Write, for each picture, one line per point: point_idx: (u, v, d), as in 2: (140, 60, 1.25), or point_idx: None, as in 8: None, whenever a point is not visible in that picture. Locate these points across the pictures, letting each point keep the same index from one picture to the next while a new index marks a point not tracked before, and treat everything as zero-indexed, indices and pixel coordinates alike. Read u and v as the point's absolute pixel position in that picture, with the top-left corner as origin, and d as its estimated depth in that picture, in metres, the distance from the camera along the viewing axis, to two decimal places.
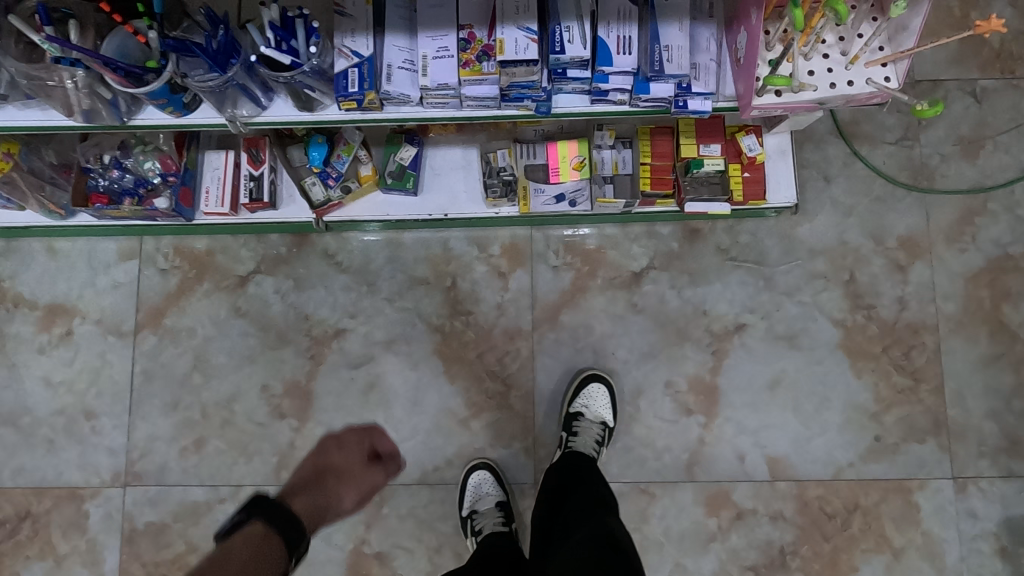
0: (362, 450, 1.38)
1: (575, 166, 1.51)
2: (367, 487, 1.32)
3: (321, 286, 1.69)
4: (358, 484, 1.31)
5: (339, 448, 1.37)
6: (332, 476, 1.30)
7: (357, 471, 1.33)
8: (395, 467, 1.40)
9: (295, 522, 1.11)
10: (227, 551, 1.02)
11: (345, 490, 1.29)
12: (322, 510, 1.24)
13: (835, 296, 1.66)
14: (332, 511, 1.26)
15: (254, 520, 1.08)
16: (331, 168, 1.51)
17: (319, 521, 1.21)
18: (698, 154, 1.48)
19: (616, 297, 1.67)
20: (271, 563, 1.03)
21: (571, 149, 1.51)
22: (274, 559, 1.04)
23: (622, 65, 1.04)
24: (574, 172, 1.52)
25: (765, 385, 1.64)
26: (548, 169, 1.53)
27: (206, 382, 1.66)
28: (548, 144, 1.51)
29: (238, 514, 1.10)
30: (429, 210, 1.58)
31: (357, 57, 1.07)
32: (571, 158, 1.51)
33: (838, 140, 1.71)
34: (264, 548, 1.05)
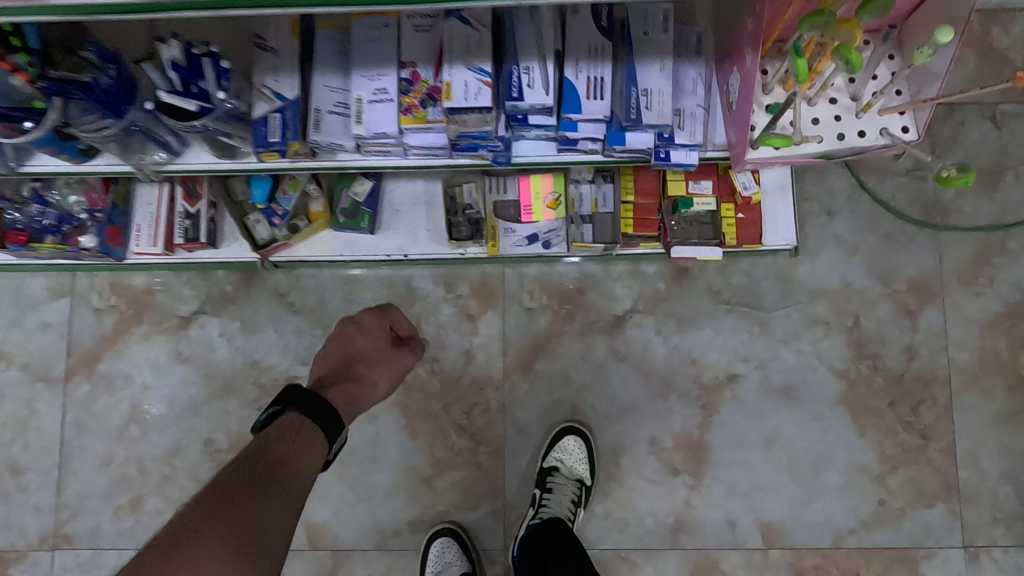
0: (382, 325, 1.26)
1: (550, 204, 1.34)
2: (398, 368, 1.23)
3: (271, 328, 1.53)
4: (391, 366, 1.22)
5: (358, 326, 1.24)
6: (361, 362, 1.20)
7: (382, 351, 1.23)
8: (418, 349, 1.31)
9: (331, 413, 1.06)
10: (266, 440, 0.98)
11: (373, 370, 1.20)
12: (354, 395, 1.14)
13: (836, 344, 1.51)
14: (363, 390, 1.16)
15: (296, 404, 1.03)
16: (275, 205, 1.36)
17: (354, 402, 1.13)
18: (687, 193, 1.33)
19: (596, 343, 1.52)
20: (311, 451, 1.00)
21: (545, 185, 1.33)
22: (308, 447, 1.00)
23: (592, 113, 0.89)
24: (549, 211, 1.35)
25: (758, 442, 1.49)
26: (519, 207, 1.36)
27: (143, 435, 1.51)
28: (519, 179, 1.34)
29: (274, 405, 1.04)
30: (387, 250, 1.42)
31: (280, 101, 0.90)
32: (545, 195, 1.34)
33: (843, 170, 1.55)
34: (305, 439, 1.00)
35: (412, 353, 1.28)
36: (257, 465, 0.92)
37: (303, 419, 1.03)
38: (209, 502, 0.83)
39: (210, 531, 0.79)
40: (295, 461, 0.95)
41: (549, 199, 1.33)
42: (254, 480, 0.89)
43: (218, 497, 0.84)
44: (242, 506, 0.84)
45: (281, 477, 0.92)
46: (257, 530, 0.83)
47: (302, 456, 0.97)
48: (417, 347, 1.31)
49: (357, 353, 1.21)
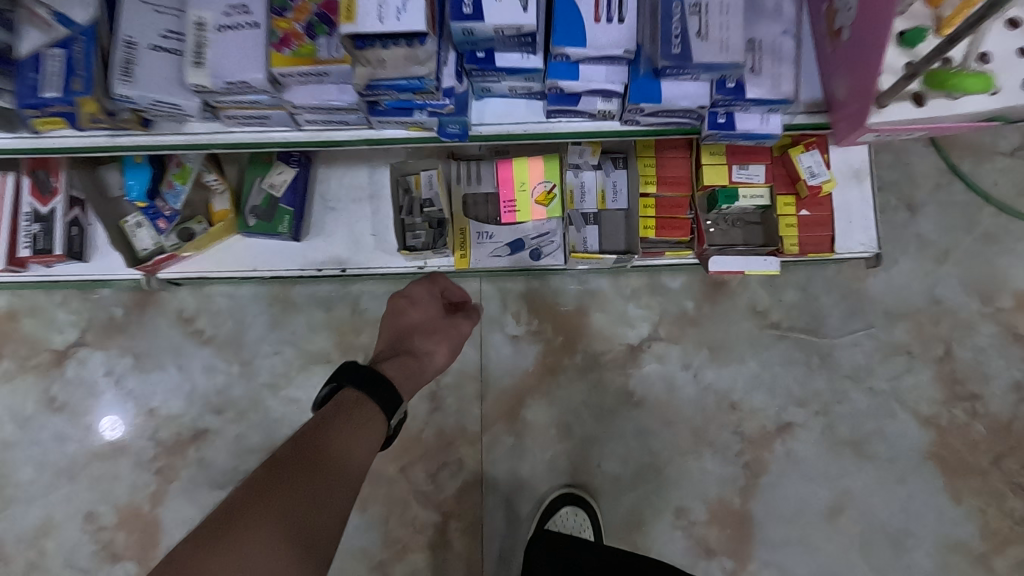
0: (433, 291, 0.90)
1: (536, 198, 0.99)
2: (456, 345, 0.88)
3: (174, 365, 1.16)
4: (448, 341, 0.87)
5: (409, 296, 0.88)
6: (415, 337, 0.84)
7: (439, 322, 0.88)
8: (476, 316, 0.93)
9: (385, 398, 0.73)
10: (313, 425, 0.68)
11: (429, 340, 0.84)
12: (412, 368, 0.80)
13: (922, 380, 1.14)
14: (425, 364, 0.82)
15: (357, 374, 0.73)
16: (161, 202, 0.99)
17: (412, 375, 0.79)
18: (730, 181, 0.96)
19: (603, 381, 1.15)
20: (370, 436, 0.70)
21: (533, 172, 0.99)
22: (371, 428, 0.70)
23: (601, 47, 0.57)
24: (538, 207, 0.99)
25: (820, 513, 1.12)
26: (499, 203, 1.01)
27: (4, 509, 1.14)
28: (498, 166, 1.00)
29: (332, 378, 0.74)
30: (319, 262, 1.03)
31: (81, 33, 0.62)
32: (532, 186, 0.99)
33: (928, 150, 1.18)
34: (364, 414, 0.71)
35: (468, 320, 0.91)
36: (314, 435, 0.66)
37: (359, 402, 0.72)
38: (262, 485, 0.60)
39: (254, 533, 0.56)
40: (355, 441, 0.68)
41: (536, 189, 0.99)
42: (315, 456, 0.64)
43: (273, 482, 0.60)
44: (299, 498, 0.60)
45: (346, 461, 0.65)
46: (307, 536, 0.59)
47: (363, 437, 0.69)
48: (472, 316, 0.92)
49: (412, 327, 0.86)
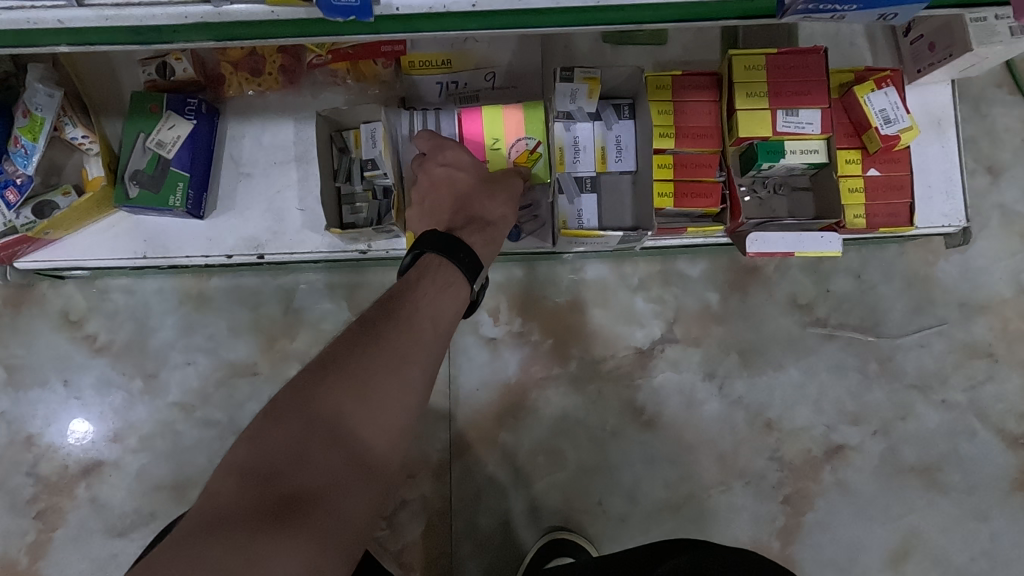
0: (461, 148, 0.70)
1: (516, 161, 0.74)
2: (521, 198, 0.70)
3: (58, 380, 0.91)
4: (512, 195, 0.68)
5: (446, 162, 0.67)
6: (480, 200, 0.66)
7: (496, 178, 0.68)
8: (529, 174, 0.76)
9: (466, 267, 0.58)
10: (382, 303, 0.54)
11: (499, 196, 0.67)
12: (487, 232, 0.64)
13: (1008, 390, 0.90)
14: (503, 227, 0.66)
15: (437, 239, 0.59)
16: (10, 164, 0.73)
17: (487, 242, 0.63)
18: (774, 132, 0.71)
19: (604, 395, 0.90)
20: (455, 302, 0.56)
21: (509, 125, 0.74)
22: (449, 302, 0.56)
23: None
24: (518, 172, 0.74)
25: (882, 560, 0.88)
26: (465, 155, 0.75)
27: None
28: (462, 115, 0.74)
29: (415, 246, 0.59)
30: (228, 246, 0.78)
31: None
32: (510, 144, 0.74)
33: (1013, 98, 0.93)
34: (444, 279, 0.57)
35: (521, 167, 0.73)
36: (400, 296, 0.54)
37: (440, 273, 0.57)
38: (349, 347, 0.49)
39: (347, 396, 0.47)
40: (441, 309, 0.55)
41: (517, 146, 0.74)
42: (395, 325, 0.52)
43: (362, 345, 0.49)
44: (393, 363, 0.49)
45: (433, 328, 0.53)
46: (402, 404, 0.49)
47: (449, 303, 0.56)
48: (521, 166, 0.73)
49: (471, 192, 0.66)
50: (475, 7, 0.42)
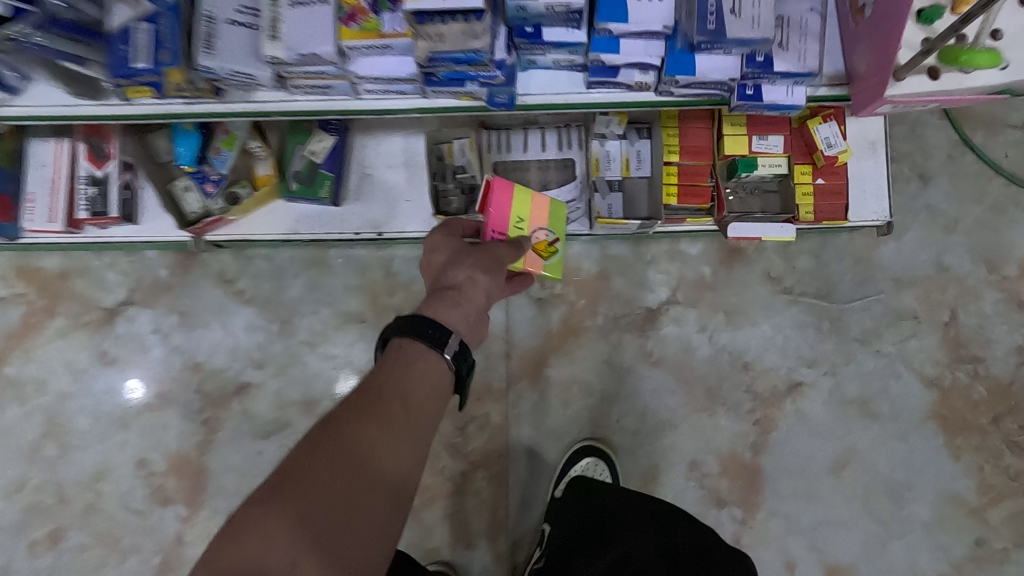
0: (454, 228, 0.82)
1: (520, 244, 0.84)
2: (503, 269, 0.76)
3: (216, 323, 1.23)
4: (487, 262, 0.75)
5: (427, 247, 0.78)
6: (450, 271, 0.73)
7: (468, 251, 0.76)
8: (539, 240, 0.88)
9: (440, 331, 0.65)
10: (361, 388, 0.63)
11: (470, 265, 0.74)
12: (467, 291, 0.72)
13: (928, 344, 1.19)
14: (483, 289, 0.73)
15: (403, 325, 0.66)
16: (208, 167, 1.04)
17: (466, 303, 0.71)
18: (750, 150, 1.00)
19: (623, 342, 1.21)
20: (427, 377, 0.64)
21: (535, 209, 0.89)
22: (420, 377, 0.64)
23: (643, 21, 0.57)
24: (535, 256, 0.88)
25: (827, 467, 1.19)
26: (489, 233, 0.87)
27: (62, 454, 1.23)
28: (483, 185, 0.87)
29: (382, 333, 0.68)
30: (356, 226, 1.09)
31: (153, 6, 0.61)
32: (532, 228, 0.88)
33: (942, 122, 1.21)
34: (417, 356, 0.65)
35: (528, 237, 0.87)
36: (374, 382, 0.63)
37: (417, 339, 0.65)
38: (334, 423, 0.59)
39: (336, 465, 0.56)
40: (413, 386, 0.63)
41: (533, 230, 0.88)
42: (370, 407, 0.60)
43: (343, 421, 0.59)
44: (373, 433, 0.58)
45: (408, 406, 0.62)
46: (389, 464, 0.57)
47: (419, 379, 0.64)
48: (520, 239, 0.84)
49: (444, 265, 0.76)
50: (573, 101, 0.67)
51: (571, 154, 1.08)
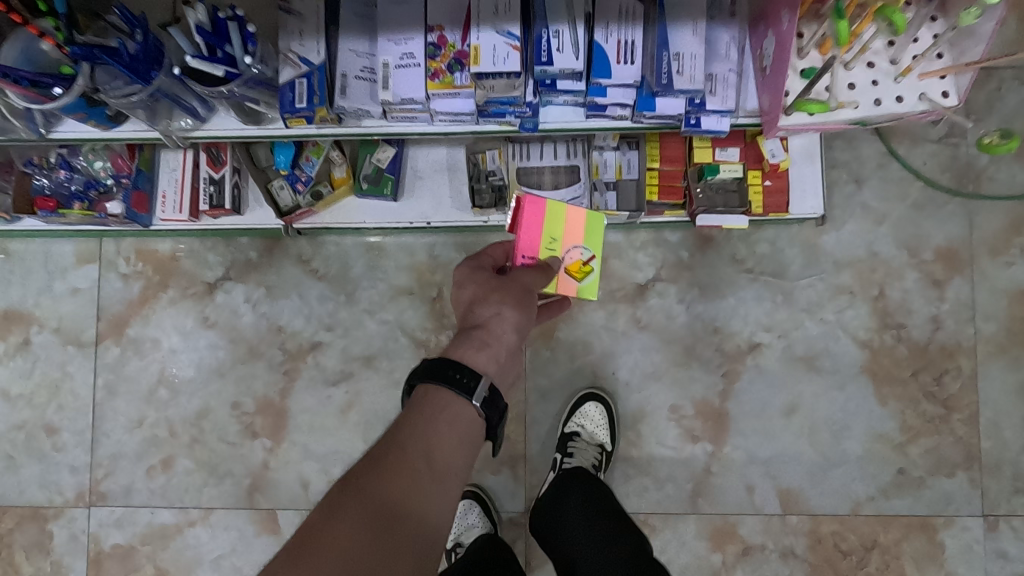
0: (481, 262, 1.02)
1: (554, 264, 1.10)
2: (526, 302, 0.96)
3: (295, 295, 1.55)
4: (507, 297, 0.95)
5: (457, 284, 0.99)
6: (479, 307, 0.94)
7: (496, 286, 0.96)
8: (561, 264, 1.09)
9: (471, 373, 0.84)
10: (395, 437, 0.80)
11: (492, 307, 0.93)
12: (491, 334, 0.91)
13: (861, 314, 1.50)
14: (506, 327, 0.92)
15: (434, 375, 0.84)
16: (300, 171, 1.36)
17: (492, 345, 0.90)
18: (713, 159, 1.30)
19: (617, 312, 1.52)
20: (448, 427, 0.82)
21: (570, 231, 1.17)
22: (441, 431, 0.81)
23: (621, 78, 0.87)
24: (568, 275, 1.17)
25: (779, 411, 1.50)
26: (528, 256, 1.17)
27: (172, 398, 1.55)
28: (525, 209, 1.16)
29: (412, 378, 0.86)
30: (411, 217, 1.41)
31: (306, 66, 0.89)
32: (565, 252, 1.17)
33: (874, 136, 1.51)
34: (443, 408, 0.83)
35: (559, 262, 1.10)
36: (406, 432, 0.80)
37: (451, 381, 0.84)
38: (371, 468, 0.76)
39: (372, 503, 0.73)
40: (435, 436, 0.81)
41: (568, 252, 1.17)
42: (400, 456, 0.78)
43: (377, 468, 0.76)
44: (401, 480, 0.76)
45: (433, 458, 0.79)
46: (418, 506, 0.75)
47: (441, 429, 0.81)
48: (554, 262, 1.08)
49: (472, 300, 0.96)
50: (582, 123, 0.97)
51: (576, 161, 1.37)
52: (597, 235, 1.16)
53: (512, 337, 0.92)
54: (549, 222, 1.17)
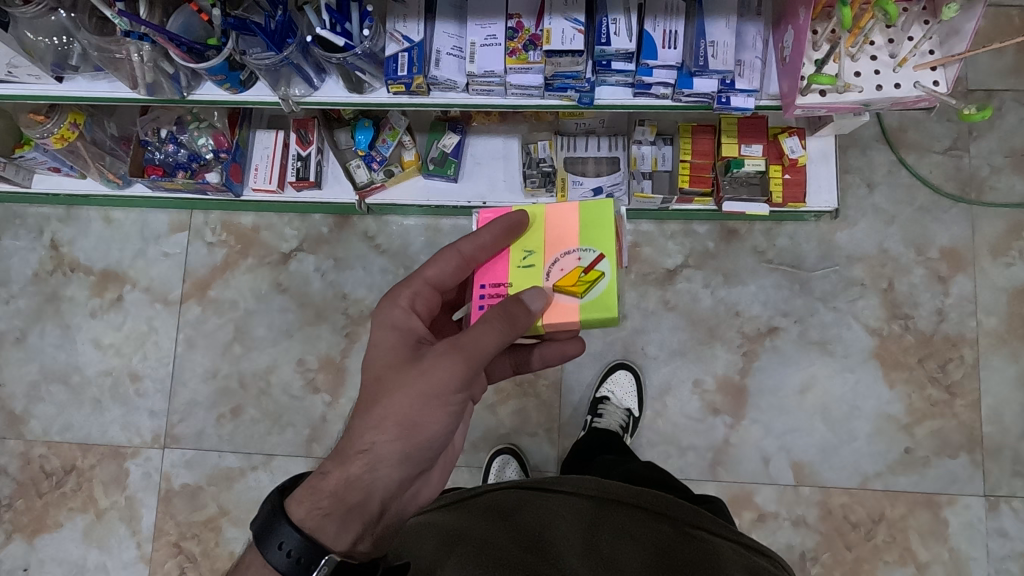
0: (404, 359, 0.89)
1: (530, 300, 0.87)
2: (417, 421, 0.86)
3: (359, 266, 1.74)
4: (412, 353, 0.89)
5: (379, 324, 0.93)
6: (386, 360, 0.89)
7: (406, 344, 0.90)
8: (525, 315, 0.86)
9: (301, 546, 0.80)
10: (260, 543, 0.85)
11: (370, 430, 0.86)
12: (343, 462, 0.86)
13: (871, 304, 1.65)
14: (366, 468, 0.86)
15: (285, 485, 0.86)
16: (376, 152, 1.54)
17: (342, 498, 0.85)
18: (739, 154, 1.45)
19: (648, 293, 1.68)
20: (308, 499, 0.84)
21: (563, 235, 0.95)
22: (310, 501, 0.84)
23: (666, 59, 1.06)
24: (566, 292, 0.91)
25: (794, 389, 1.63)
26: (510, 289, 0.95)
27: (246, 353, 1.73)
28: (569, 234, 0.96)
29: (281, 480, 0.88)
30: (468, 198, 1.59)
31: (408, 42, 1.10)
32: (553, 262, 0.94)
33: (884, 147, 1.68)
34: (306, 492, 0.85)
35: (526, 313, 0.86)
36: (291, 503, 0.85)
37: (273, 549, 0.80)
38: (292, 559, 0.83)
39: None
40: (305, 501, 0.84)
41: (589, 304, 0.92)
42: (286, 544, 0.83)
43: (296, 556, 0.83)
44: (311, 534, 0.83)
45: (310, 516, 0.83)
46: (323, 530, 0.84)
47: (304, 500, 0.84)
48: (537, 298, 0.87)
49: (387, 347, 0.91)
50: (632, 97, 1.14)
51: (617, 153, 1.56)
52: (604, 233, 0.94)
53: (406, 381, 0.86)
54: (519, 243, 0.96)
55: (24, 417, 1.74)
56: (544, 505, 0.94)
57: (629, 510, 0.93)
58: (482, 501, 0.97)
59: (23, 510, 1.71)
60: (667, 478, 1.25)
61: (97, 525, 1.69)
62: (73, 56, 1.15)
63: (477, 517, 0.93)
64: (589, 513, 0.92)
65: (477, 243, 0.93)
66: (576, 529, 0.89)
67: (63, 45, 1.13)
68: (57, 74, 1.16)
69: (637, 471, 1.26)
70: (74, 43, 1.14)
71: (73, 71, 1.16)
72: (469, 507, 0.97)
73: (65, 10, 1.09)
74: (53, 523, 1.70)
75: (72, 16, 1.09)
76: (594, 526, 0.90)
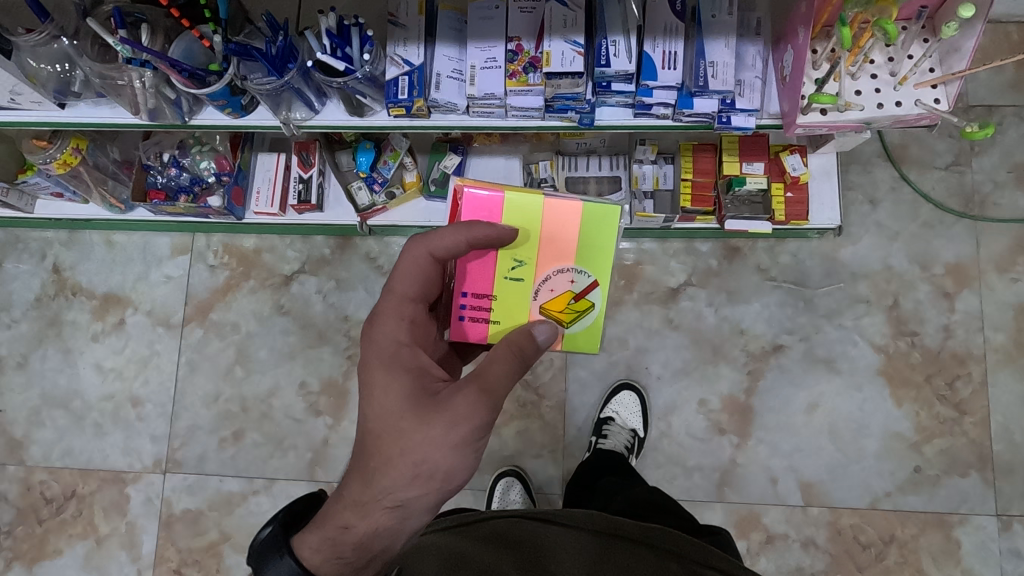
0: (419, 403, 0.85)
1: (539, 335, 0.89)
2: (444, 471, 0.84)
3: (362, 288, 1.73)
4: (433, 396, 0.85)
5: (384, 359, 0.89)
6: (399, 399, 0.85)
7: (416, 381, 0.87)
8: (535, 348, 0.88)
9: None
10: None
11: (402, 484, 0.84)
12: (367, 513, 0.84)
13: (876, 321, 1.63)
14: (393, 518, 0.85)
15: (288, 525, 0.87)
16: (377, 174, 1.53)
17: (367, 547, 0.85)
18: (740, 172, 1.45)
19: (651, 312, 1.68)
20: (326, 541, 0.84)
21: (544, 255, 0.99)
22: (328, 544, 0.84)
23: (667, 80, 1.06)
24: (554, 314, 1.00)
25: (801, 408, 1.61)
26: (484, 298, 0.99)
27: (247, 376, 1.73)
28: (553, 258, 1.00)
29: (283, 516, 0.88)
30: None
31: (408, 66, 1.10)
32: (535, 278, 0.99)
33: (886, 163, 1.68)
34: (321, 538, 0.85)
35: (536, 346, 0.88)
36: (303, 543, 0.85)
37: None
38: None
39: None
40: (322, 545, 0.84)
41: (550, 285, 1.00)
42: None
43: None
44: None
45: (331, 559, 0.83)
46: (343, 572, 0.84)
47: (322, 544, 0.84)
48: (545, 331, 0.89)
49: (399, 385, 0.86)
50: (633, 117, 1.15)
51: (618, 173, 1.55)
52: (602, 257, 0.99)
53: (437, 429, 0.83)
54: (512, 218, 0.99)
55: (24, 442, 1.73)
56: (549, 537, 0.94)
57: (634, 548, 0.91)
58: (486, 527, 0.98)
59: (23, 537, 1.69)
60: (672, 506, 1.22)
61: (96, 552, 1.67)
62: (75, 83, 1.15)
63: (480, 546, 0.93)
64: (593, 550, 0.91)
65: (448, 247, 0.92)
66: (581, 567, 0.88)
67: (65, 72, 1.13)
68: (60, 100, 1.17)
69: (640, 494, 1.25)
70: (76, 70, 1.14)
71: (76, 98, 1.17)
72: (473, 533, 0.97)
73: (67, 37, 1.08)
74: (53, 550, 1.68)
75: (75, 44, 1.08)
76: (598, 564, 0.89)
